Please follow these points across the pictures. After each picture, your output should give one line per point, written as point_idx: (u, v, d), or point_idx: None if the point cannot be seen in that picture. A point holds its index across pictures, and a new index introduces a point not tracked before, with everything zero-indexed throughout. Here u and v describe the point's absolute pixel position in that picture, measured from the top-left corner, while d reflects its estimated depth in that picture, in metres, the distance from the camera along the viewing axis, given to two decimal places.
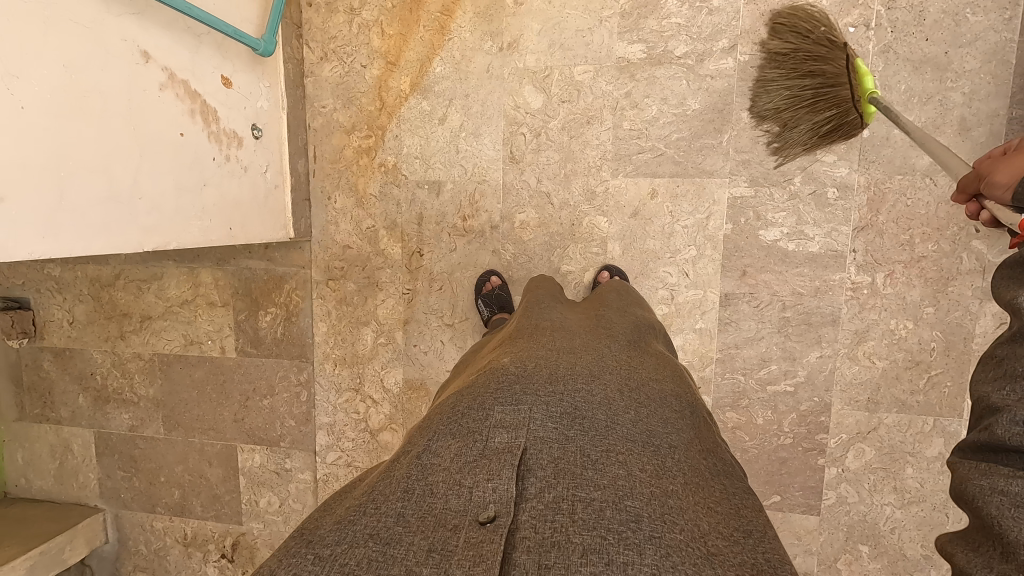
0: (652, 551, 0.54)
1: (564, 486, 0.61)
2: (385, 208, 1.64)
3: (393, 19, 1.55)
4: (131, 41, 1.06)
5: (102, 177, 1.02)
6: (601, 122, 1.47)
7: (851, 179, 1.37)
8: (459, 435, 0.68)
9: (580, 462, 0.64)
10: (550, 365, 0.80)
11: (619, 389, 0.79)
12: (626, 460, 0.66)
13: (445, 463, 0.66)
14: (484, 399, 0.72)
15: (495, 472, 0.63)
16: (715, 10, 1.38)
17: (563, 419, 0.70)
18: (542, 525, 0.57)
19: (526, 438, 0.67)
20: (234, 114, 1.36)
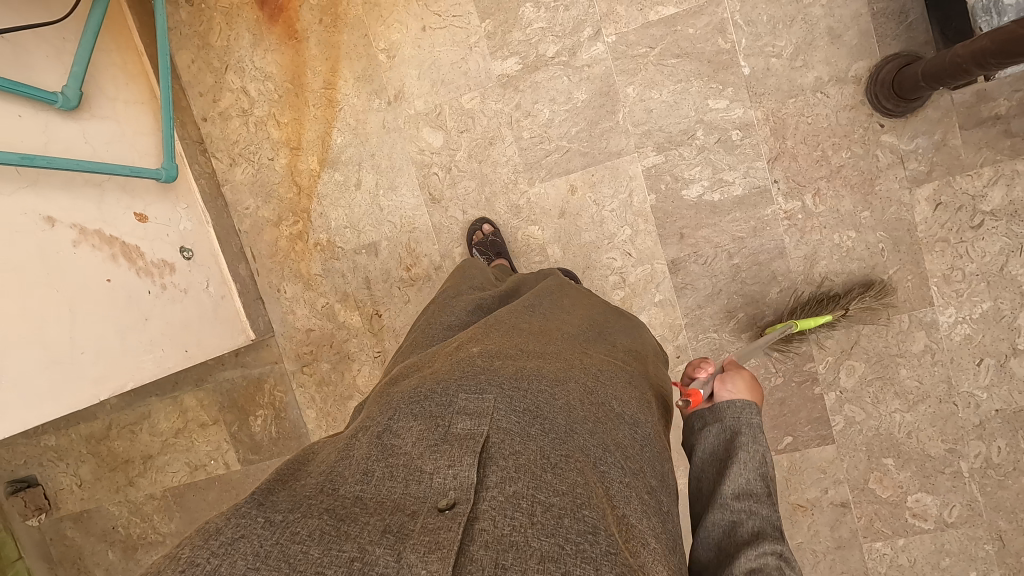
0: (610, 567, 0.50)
1: (523, 484, 0.57)
2: (333, 283, 1.67)
3: (283, 107, 1.60)
4: (31, 211, 1.11)
5: (36, 346, 1.07)
6: (503, 139, 1.51)
7: (749, 117, 1.39)
8: (422, 420, 0.64)
9: (540, 463, 0.61)
10: (521, 362, 0.76)
11: (584, 395, 0.74)
12: (587, 468, 0.63)
13: (406, 448, 0.61)
14: (451, 385, 0.68)
15: (456, 460, 0.58)
16: (570, 5, 1.43)
17: (527, 414, 0.66)
18: (501, 520, 0.53)
19: (490, 426, 0.63)
20: (158, 244, 1.41)
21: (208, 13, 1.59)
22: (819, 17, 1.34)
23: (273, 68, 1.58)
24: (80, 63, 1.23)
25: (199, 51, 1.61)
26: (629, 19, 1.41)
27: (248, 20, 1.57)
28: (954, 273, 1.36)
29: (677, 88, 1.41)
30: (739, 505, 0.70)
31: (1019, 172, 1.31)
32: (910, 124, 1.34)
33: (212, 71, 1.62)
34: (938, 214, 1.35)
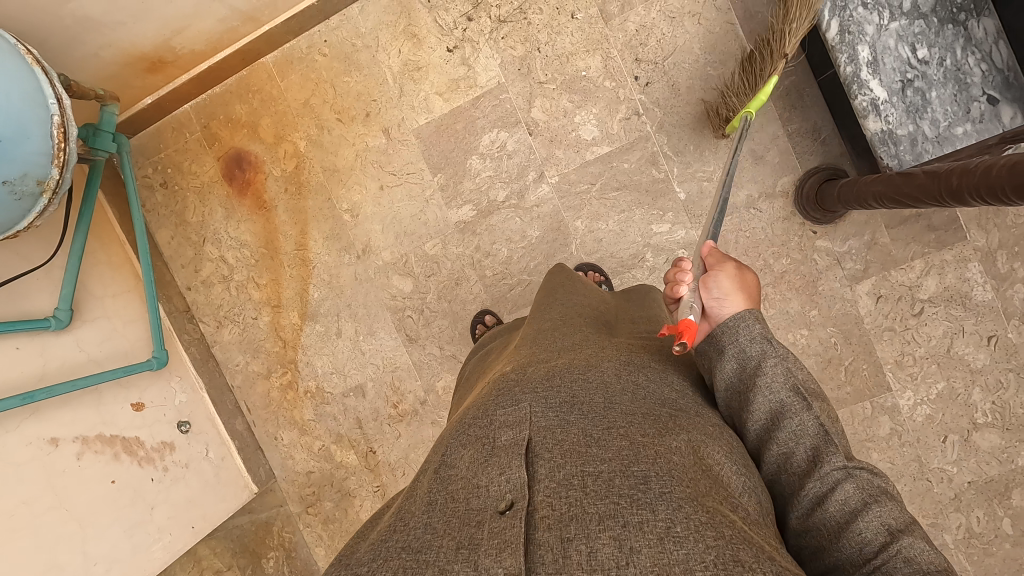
0: (665, 506, 0.51)
1: (572, 465, 0.56)
2: (326, 425, 1.74)
3: (261, 270, 1.70)
4: (35, 439, 1.20)
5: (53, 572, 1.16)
6: (468, 278, 1.60)
7: (692, 237, 1.49)
8: (470, 442, 0.61)
9: (583, 441, 0.59)
10: (551, 362, 0.74)
11: (618, 375, 0.72)
12: (629, 432, 0.61)
13: (461, 471, 0.58)
14: (488, 405, 0.66)
15: (506, 465, 0.56)
16: (512, 153, 1.54)
17: (563, 407, 0.65)
18: (557, 501, 0.52)
19: (531, 429, 0.61)
20: (157, 428, 1.49)
21: (182, 193, 1.71)
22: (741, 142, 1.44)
23: (248, 236, 1.69)
24: (68, 285, 1.31)
25: (176, 228, 1.72)
26: (568, 161, 1.52)
27: (219, 196, 1.69)
28: (906, 359, 1.43)
29: (622, 217, 1.51)
30: (792, 434, 0.65)
31: (948, 262, 1.40)
32: (840, 228, 1.44)
33: (191, 244, 1.72)
34: (881, 306, 1.43)
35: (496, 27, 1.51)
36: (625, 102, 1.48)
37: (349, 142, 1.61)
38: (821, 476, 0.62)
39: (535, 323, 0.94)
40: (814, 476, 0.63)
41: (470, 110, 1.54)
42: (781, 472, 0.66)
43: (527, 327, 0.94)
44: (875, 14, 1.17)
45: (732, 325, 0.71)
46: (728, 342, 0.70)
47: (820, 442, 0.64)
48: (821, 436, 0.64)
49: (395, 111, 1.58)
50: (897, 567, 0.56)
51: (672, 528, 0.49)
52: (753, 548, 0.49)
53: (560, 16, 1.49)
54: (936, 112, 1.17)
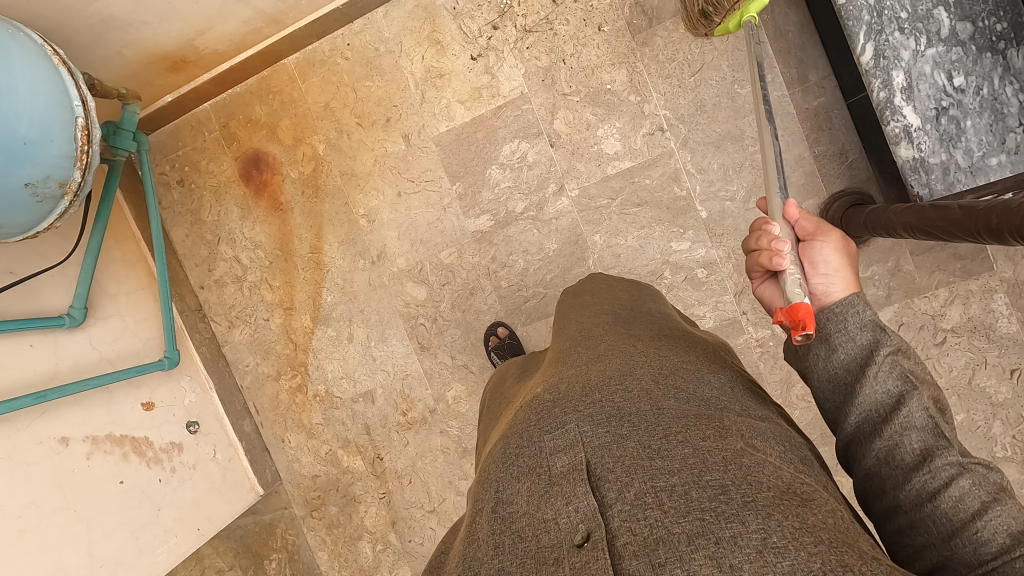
0: (754, 517, 0.48)
1: (640, 482, 0.54)
2: (334, 430, 1.73)
3: (275, 272, 1.69)
4: (46, 438, 1.20)
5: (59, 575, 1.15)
6: (483, 289, 1.59)
7: (711, 255, 1.47)
8: (523, 474, 0.59)
9: (644, 454, 0.57)
10: (584, 376, 0.70)
11: (655, 379, 0.69)
12: (687, 435, 0.59)
13: (523, 506, 0.56)
14: (531, 430, 0.63)
15: (571, 494, 0.54)
16: (533, 163, 1.52)
17: (610, 421, 0.62)
18: (638, 525, 0.50)
19: (587, 451, 0.59)
20: (165, 428, 1.49)
21: (198, 191, 1.70)
22: None
23: (262, 237, 1.68)
24: (83, 283, 1.30)
25: (192, 226, 1.72)
26: (589, 174, 1.50)
27: (236, 196, 1.68)
28: None
29: (641, 233, 1.49)
30: (872, 374, 0.66)
31: (973, 292, 1.38)
32: (863, 253, 1.41)
33: (206, 244, 1.72)
34: (902, 333, 1.41)
35: (522, 37, 1.49)
36: (649, 117, 1.46)
37: (368, 147, 1.60)
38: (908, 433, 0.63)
39: (554, 349, 0.88)
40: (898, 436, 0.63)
41: (492, 120, 1.53)
42: (882, 465, 0.64)
43: (547, 352, 0.89)
44: (912, 39, 1.15)
45: (839, 312, 0.70)
46: (835, 330, 0.70)
47: (924, 432, 0.62)
48: (907, 387, 0.65)
49: (415, 118, 1.57)
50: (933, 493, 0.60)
51: (768, 539, 0.46)
52: (852, 542, 0.46)
53: (586, 28, 1.47)
54: (970, 141, 1.14)
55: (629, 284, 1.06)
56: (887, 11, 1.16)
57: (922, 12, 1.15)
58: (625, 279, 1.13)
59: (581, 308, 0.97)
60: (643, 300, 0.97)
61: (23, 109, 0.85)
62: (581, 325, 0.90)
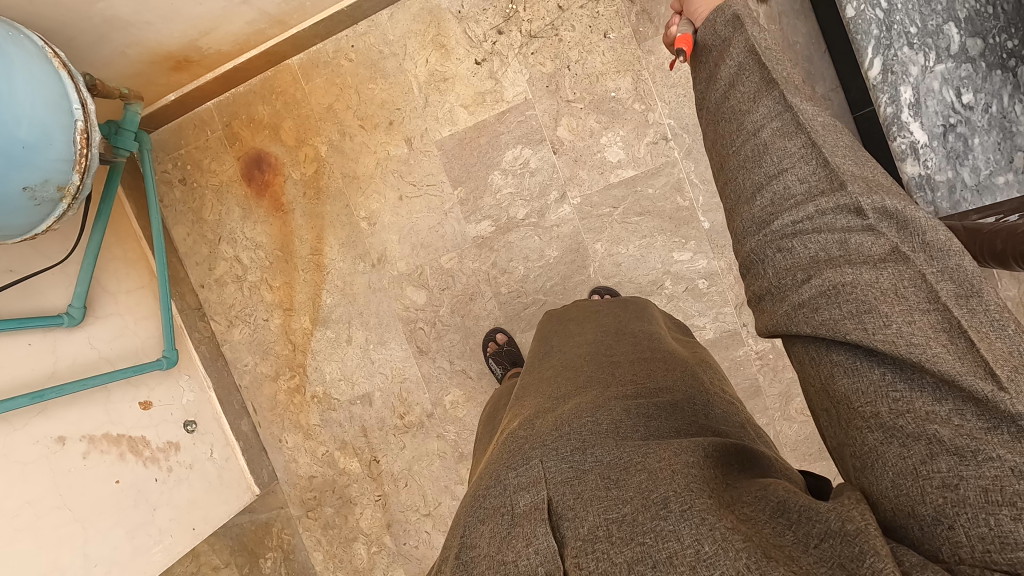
0: (690, 529, 0.48)
1: (595, 515, 0.53)
2: (332, 431, 1.73)
3: (275, 272, 1.69)
4: (43, 438, 1.20)
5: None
6: (482, 294, 1.58)
7: (713, 266, 1.46)
8: (488, 515, 0.57)
9: (602, 487, 0.56)
10: (557, 411, 0.70)
11: (626, 409, 0.68)
12: (644, 461, 0.57)
13: (484, 548, 0.54)
14: (495, 469, 0.62)
15: (531, 534, 0.53)
16: (535, 170, 1.52)
17: (574, 454, 0.60)
18: (586, 559, 0.49)
19: (548, 486, 0.57)
20: (163, 428, 1.49)
21: (200, 191, 1.70)
22: None
23: (263, 237, 1.68)
24: (82, 283, 1.30)
25: (193, 225, 1.72)
26: (591, 182, 1.49)
27: (237, 196, 1.68)
28: None
29: (643, 242, 1.48)
30: (775, 167, 0.58)
31: None
32: None
33: (206, 243, 1.72)
34: None
35: (527, 42, 1.48)
36: (653, 126, 1.45)
37: (369, 150, 1.59)
38: (805, 200, 0.56)
39: (531, 381, 0.87)
40: (771, 174, 0.58)
41: (495, 125, 1.53)
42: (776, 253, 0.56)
43: (524, 385, 0.87)
44: (921, 55, 1.14)
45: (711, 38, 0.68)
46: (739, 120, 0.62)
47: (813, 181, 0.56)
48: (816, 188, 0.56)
49: (418, 121, 1.56)
50: (857, 309, 0.50)
51: (706, 558, 0.45)
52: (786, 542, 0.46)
53: (592, 34, 1.45)
54: (977, 159, 1.13)
55: (616, 305, 1.05)
56: (897, 25, 1.14)
57: (932, 27, 1.13)
58: (611, 299, 1.12)
59: (567, 338, 0.96)
60: (631, 322, 0.95)
61: (23, 112, 0.85)
62: (563, 356, 0.89)
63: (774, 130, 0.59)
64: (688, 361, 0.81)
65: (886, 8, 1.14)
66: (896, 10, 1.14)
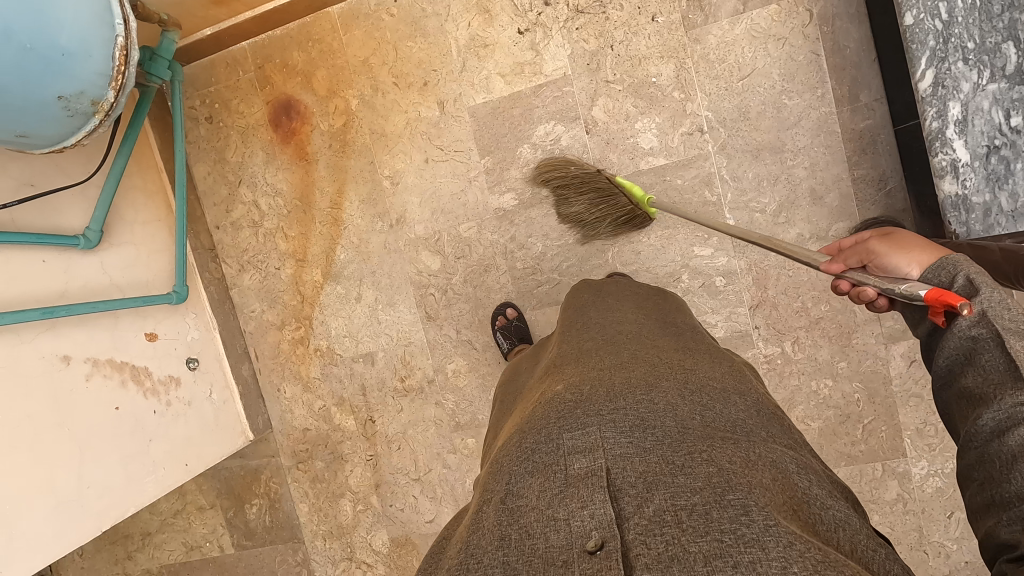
0: (777, 544, 0.47)
1: (660, 497, 0.54)
2: (331, 386, 1.74)
3: (292, 222, 1.69)
4: (47, 354, 1.19)
5: (44, 490, 1.14)
6: (497, 267, 1.58)
7: (732, 265, 1.45)
8: (537, 470, 0.61)
9: (668, 472, 0.57)
10: (608, 380, 0.71)
11: (680, 394, 0.68)
12: (714, 456, 0.59)
13: (533, 502, 0.58)
14: (549, 427, 0.64)
15: (587, 497, 0.55)
16: (565, 148, 1.50)
17: (634, 431, 0.62)
18: (653, 539, 0.50)
19: (605, 456, 0.60)
20: (166, 362, 1.48)
21: (226, 131, 1.69)
22: (802, 179, 1.39)
23: (284, 185, 1.67)
24: (102, 207, 1.30)
25: (215, 165, 1.71)
26: (620, 166, 1.47)
27: (262, 141, 1.66)
28: (928, 427, 1.40)
29: (665, 233, 1.47)
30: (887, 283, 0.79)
31: None
32: None
33: (226, 184, 1.71)
34: (913, 370, 1.39)
35: (572, 17, 1.46)
36: (690, 117, 1.43)
37: (400, 109, 1.58)
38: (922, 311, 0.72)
39: (574, 348, 0.85)
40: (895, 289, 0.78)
41: (530, 98, 1.51)
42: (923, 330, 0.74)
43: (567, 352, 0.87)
44: (975, 72, 1.11)
45: (933, 274, 0.74)
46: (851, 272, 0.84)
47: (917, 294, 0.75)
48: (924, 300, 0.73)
49: (453, 86, 1.54)
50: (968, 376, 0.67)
51: (792, 569, 0.44)
52: None
53: (640, 16, 1.43)
54: (1019, 184, 1.11)
55: (662, 303, 1.05)
56: (954, 39, 1.11)
57: (990, 45, 1.10)
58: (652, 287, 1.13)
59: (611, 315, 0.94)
60: (678, 321, 0.95)
61: (67, 17, 0.83)
62: (613, 332, 0.87)
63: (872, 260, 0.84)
64: (738, 371, 0.81)
65: (945, 19, 1.11)
66: (955, 23, 1.11)
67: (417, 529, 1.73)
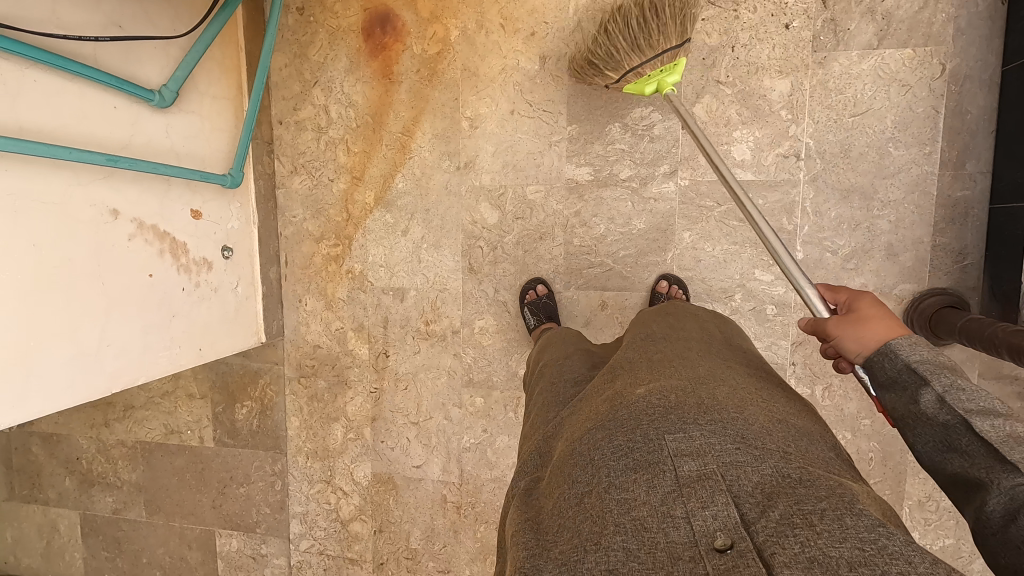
0: (921, 558, 0.50)
1: (784, 503, 0.57)
2: (353, 311, 1.71)
3: (358, 137, 1.63)
4: (100, 203, 1.14)
5: (69, 338, 1.10)
6: (553, 238, 1.54)
7: (788, 298, 1.43)
8: (642, 468, 0.64)
9: (785, 480, 0.60)
10: (702, 390, 0.73)
11: (771, 416, 0.71)
12: (825, 474, 0.62)
13: (643, 498, 0.61)
14: (650, 429, 0.67)
15: (707, 500, 0.58)
16: (656, 137, 1.46)
17: (740, 439, 0.65)
18: (786, 541, 0.53)
19: (714, 460, 0.62)
20: (204, 242, 1.44)
21: (315, 27, 1.62)
22: (883, 231, 1.37)
23: (360, 98, 1.62)
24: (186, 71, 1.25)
25: (294, 58, 1.64)
26: (706, 170, 1.44)
27: (350, 47, 1.60)
28: (930, 502, 1.42)
29: (731, 248, 1.45)
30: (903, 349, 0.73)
31: None
32: None
33: (301, 81, 1.65)
34: None
35: (702, 6, 1.40)
36: (791, 140, 1.39)
37: (500, 53, 1.52)
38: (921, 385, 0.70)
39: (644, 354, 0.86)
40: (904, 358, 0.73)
41: (634, 77, 1.46)
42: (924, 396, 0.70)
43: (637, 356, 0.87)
44: None
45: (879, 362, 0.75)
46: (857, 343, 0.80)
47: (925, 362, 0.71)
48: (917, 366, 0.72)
49: (560, 44, 1.49)
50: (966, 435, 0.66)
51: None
52: None
53: (770, 23, 1.38)
54: None
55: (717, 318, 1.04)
56: None
57: None
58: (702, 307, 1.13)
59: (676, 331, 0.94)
60: (741, 345, 0.95)
61: None
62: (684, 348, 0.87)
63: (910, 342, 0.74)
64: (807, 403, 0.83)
65: None
66: None
67: (402, 471, 1.73)
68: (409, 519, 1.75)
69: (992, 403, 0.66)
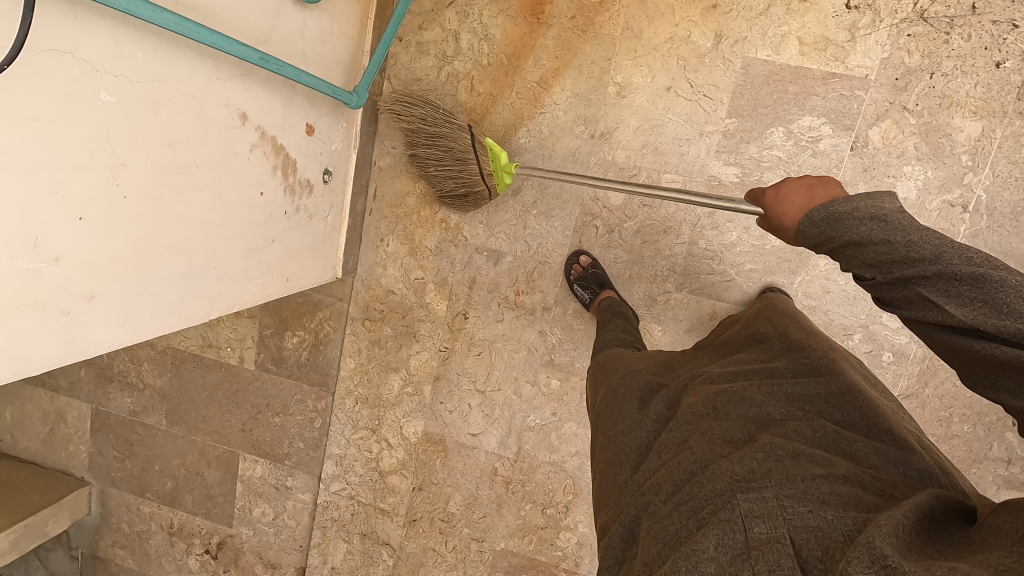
0: None
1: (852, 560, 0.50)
2: (439, 264, 1.58)
3: (486, 77, 1.47)
4: (232, 104, 0.98)
5: (183, 254, 0.95)
6: (677, 234, 1.44)
7: (908, 348, 1.39)
8: (705, 527, 0.59)
9: (850, 535, 0.54)
10: (761, 442, 0.68)
11: (844, 464, 0.65)
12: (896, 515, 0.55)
13: (705, 552, 0.56)
14: (713, 492, 0.63)
15: (774, 562, 0.53)
16: (820, 152, 1.34)
17: (802, 489, 0.59)
18: None
19: (779, 514, 0.57)
20: (310, 163, 1.28)
21: None
22: None
23: (498, 33, 1.44)
24: None
25: None
26: None
27: None
28: None
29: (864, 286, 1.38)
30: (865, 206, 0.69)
31: None
32: None
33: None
34: None
35: (912, 20, 1.26)
36: (963, 188, 1.30)
37: (671, 19, 1.35)
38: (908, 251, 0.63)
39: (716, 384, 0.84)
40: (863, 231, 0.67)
41: (815, 82, 1.32)
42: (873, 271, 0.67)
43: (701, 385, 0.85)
44: None
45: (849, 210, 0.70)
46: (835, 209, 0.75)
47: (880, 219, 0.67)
48: (881, 218, 0.67)
49: (742, 24, 1.32)
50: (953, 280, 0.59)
51: None
52: None
53: (981, 57, 1.25)
54: None
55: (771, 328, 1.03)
56: None
57: None
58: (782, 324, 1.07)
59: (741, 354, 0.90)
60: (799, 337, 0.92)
61: None
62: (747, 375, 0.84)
63: (870, 224, 0.67)
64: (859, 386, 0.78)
65: None
66: None
67: (456, 435, 1.67)
68: (452, 482, 1.70)
69: (918, 254, 0.62)
